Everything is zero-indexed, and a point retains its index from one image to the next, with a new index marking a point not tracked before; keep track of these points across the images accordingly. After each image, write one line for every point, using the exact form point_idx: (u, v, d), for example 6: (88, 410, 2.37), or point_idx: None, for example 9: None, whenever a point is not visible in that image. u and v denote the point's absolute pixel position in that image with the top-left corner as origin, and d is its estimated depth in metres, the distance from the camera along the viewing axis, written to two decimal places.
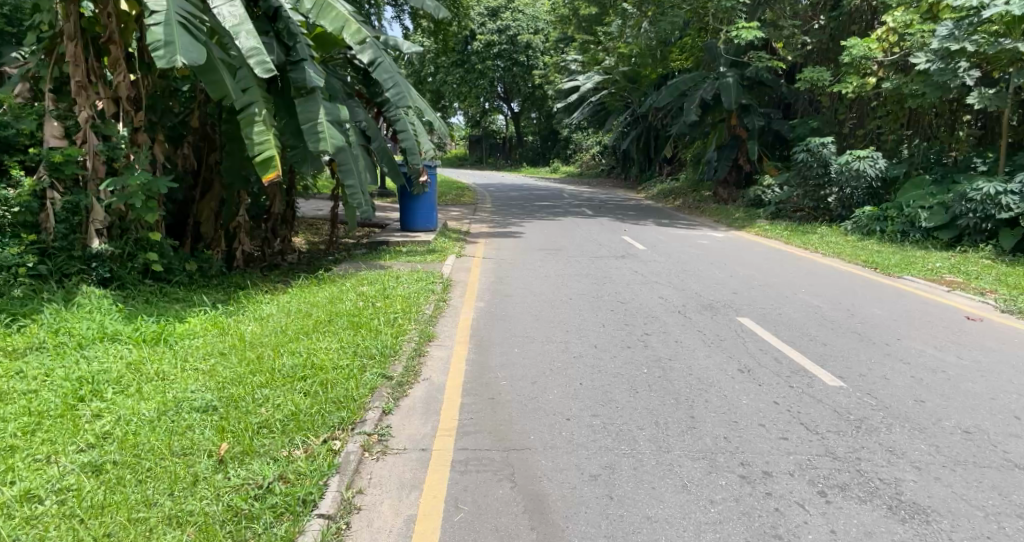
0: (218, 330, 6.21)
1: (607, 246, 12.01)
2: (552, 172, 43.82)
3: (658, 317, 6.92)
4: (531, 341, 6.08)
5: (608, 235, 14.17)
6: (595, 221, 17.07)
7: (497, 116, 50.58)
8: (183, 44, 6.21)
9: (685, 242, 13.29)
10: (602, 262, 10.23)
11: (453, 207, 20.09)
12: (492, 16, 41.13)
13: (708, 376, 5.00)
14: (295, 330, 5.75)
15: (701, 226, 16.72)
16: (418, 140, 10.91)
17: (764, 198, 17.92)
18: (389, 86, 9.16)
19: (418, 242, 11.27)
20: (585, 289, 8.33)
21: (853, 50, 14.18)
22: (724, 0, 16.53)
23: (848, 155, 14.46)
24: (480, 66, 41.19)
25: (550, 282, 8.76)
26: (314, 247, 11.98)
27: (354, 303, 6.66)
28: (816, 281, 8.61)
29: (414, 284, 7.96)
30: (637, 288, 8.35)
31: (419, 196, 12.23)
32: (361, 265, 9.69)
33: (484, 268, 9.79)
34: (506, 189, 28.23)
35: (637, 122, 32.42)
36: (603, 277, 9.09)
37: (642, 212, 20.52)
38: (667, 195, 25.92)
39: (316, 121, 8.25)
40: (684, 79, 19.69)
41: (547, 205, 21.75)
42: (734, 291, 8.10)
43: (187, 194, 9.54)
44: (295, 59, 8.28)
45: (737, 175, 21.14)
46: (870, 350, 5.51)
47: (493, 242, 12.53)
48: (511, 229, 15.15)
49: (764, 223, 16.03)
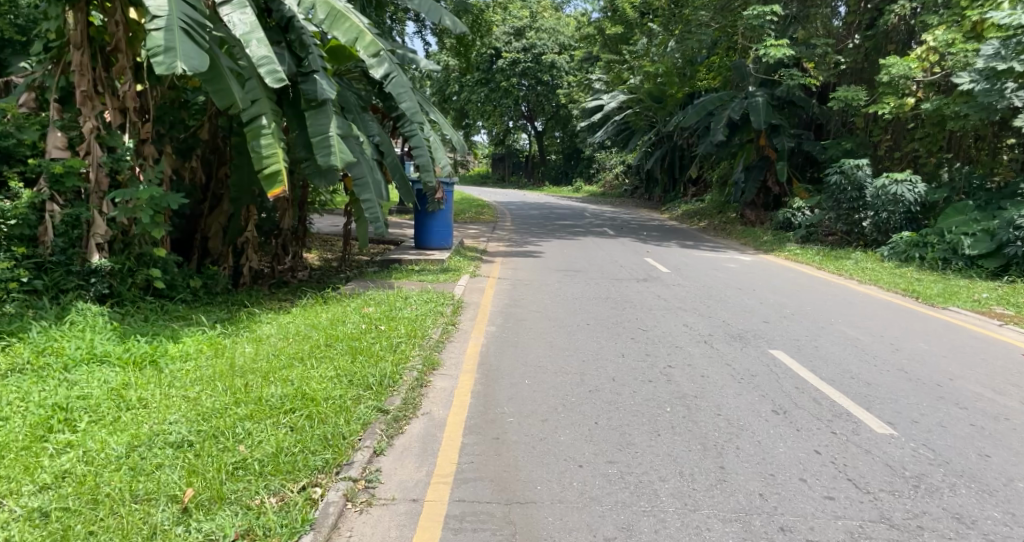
0: (210, 354, 5.81)
1: (629, 268, 11.54)
2: (575, 191, 43.41)
3: (683, 347, 6.42)
4: (543, 371, 5.61)
5: (631, 256, 13.70)
6: (618, 242, 16.58)
7: (521, 135, 50.47)
8: (185, 50, 5.96)
9: (710, 265, 12.74)
10: (624, 285, 9.77)
11: (472, 225, 19.72)
12: (517, 35, 41.14)
13: (739, 419, 4.50)
14: (290, 356, 5.34)
15: (728, 249, 16.16)
16: (434, 156, 10.63)
17: (794, 220, 17.30)
18: (403, 99, 8.85)
19: (433, 261, 10.90)
20: (604, 314, 7.85)
21: (893, 69, 13.67)
22: (755, 17, 16.11)
23: (884, 178, 13.86)
24: (504, 85, 41.13)
25: (569, 305, 8.30)
26: (326, 264, 11.69)
27: (357, 327, 6.25)
28: (852, 311, 8.07)
29: (423, 306, 7.58)
30: (660, 314, 7.85)
31: (436, 213, 11.89)
32: (372, 284, 9.34)
33: (499, 289, 9.38)
34: (528, 208, 27.88)
35: (662, 142, 31.99)
36: (624, 301, 8.61)
37: (667, 233, 19.99)
38: (692, 216, 25.37)
39: (327, 134, 7.93)
40: (712, 98, 19.26)
41: (569, 224, 21.33)
42: (765, 319, 7.58)
43: (195, 207, 9.28)
44: (305, 71, 7.99)
45: (765, 197, 20.54)
46: (921, 393, 4.99)
47: (511, 262, 12.14)
48: (530, 248, 14.73)
49: (794, 247, 15.43)
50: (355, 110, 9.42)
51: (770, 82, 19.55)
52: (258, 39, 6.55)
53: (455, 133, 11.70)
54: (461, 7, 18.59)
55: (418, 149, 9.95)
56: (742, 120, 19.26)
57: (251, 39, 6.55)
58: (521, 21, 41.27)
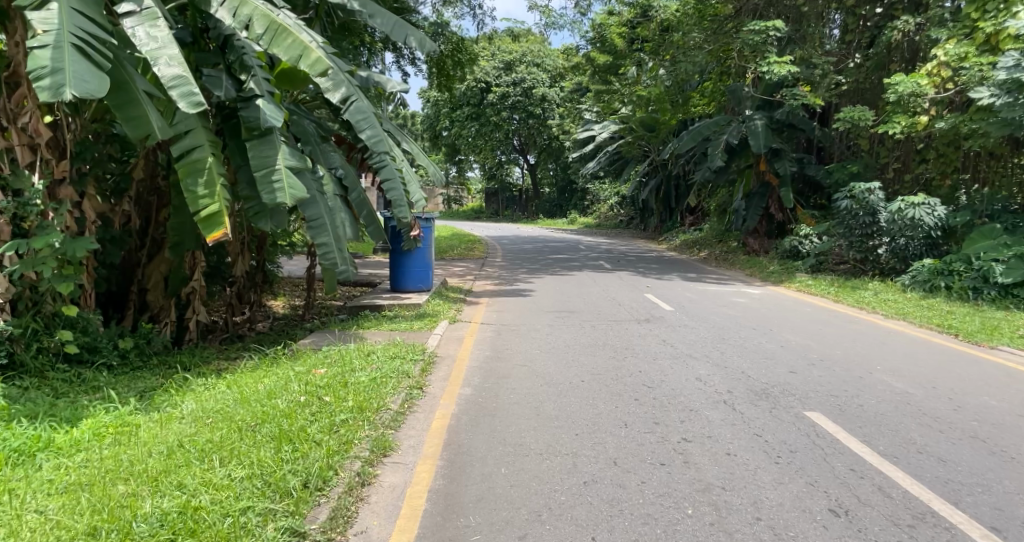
0: (105, 445, 4.60)
1: (627, 307, 10.37)
2: (569, 224, 42.38)
3: (698, 410, 5.24)
4: (526, 453, 4.41)
5: (629, 292, 12.56)
6: (615, 276, 15.46)
7: (513, 169, 49.70)
8: (77, 70, 4.97)
9: (717, 300, 11.57)
10: (623, 328, 8.63)
11: (459, 262, 18.57)
12: (506, 70, 40.57)
13: (787, 527, 3.32)
14: (198, 449, 4.14)
15: (733, 281, 15.04)
16: (408, 190, 9.57)
17: (802, 249, 16.24)
18: (365, 127, 7.79)
19: (408, 305, 9.73)
20: (602, 366, 6.67)
21: (900, 87, 12.64)
22: (751, 37, 15.21)
23: (900, 201, 12.71)
24: (495, 119, 40.32)
25: (560, 356, 7.11)
26: (291, 313, 10.58)
27: (294, 399, 5.05)
28: (890, 356, 6.93)
29: (387, 364, 6.41)
30: (665, 364, 6.68)
31: (411, 253, 10.77)
32: (334, 336, 8.20)
33: (480, 337, 8.24)
34: (521, 243, 26.75)
35: (657, 171, 31.10)
36: (624, 348, 7.42)
37: (667, 265, 18.89)
38: (691, 246, 24.31)
39: (272, 167, 6.98)
40: (707, 123, 18.32)
41: (563, 258, 20.24)
42: (790, 369, 6.40)
43: (130, 255, 8.22)
44: (245, 95, 7.08)
45: (768, 225, 19.41)
46: (1019, 478, 3.85)
47: (496, 303, 11.01)
48: (520, 286, 13.56)
49: (805, 278, 14.34)
50: (316, 140, 8.49)
51: (767, 105, 18.64)
52: (170, 55, 5.52)
53: (432, 164, 10.64)
54: (442, 37, 17.75)
55: (387, 184, 8.90)
56: (741, 145, 18.36)
57: (161, 56, 5.51)
58: (510, 55, 40.84)
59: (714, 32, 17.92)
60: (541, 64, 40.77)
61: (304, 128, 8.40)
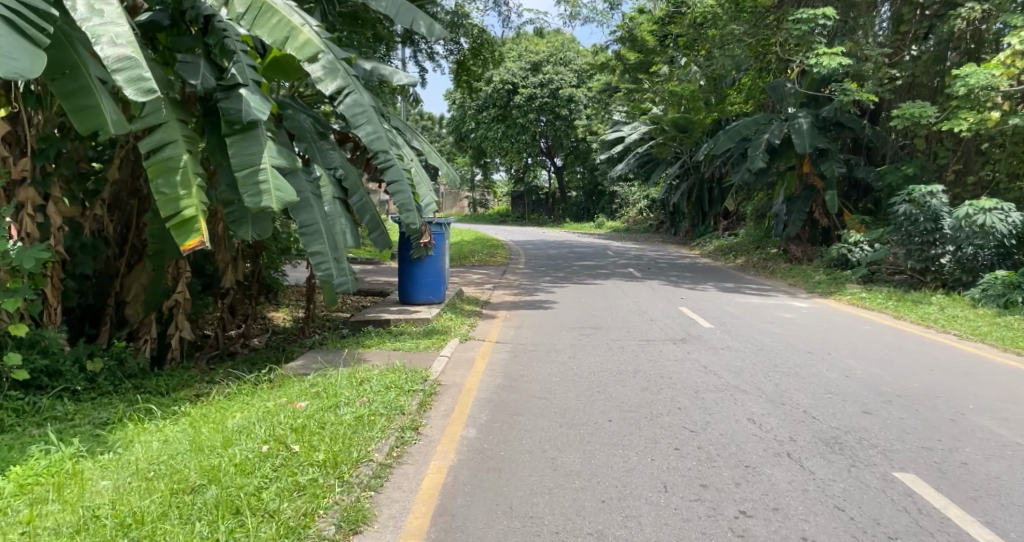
0: (15, 505, 3.69)
1: (660, 323, 9.32)
2: (596, 228, 41.13)
3: (755, 465, 4.18)
4: (538, 531, 3.40)
5: (662, 304, 11.50)
6: (645, 286, 14.34)
7: (539, 172, 48.79)
8: (3, 46, 4.09)
9: (760, 316, 10.40)
10: (657, 349, 7.58)
11: (479, 269, 17.57)
12: (533, 71, 39.75)
13: None
14: (114, 520, 3.21)
15: (775, 292, 13.85)
16: (417, 192, 8.66)
17: (851, 258, 14.93)
18: (361, 122, 6.91)
19: (415, 320, 8.79)
20: (634, 400, 5.64)
21: (971, 79, 11.35)
22: (797, 27, 14.02)
23: (967, 205, 11.50)
24: (521, 121, 39.43)
25: (584, 386, 6.08)
26: (290, 327, 9.70)
27: (255, 448, 4.11)
28: (981, 391, 5.81)
29: (379, 398, 5.44)
30: (709, 399, 5.62)
31: (422, 262, 9.86)
32: (331, 356, 7.29)
33: (493, 359, 7.26)
34: (546, 248, 25.71)
35: (688, 173, 29.91)
36: (659, 378, 6.35)
37: (700, 273, 17.71)
38: (725, 252, 23.08)
39: (257, 166, 6.15)
40: (746, 121, 17.13)
41: (589, 264, 19.20)
42: (862, 408, 5.31)
43: (108, 264, 7.44)
44: (226, 83, 6.20)
45: (812, 230, 18.07)
46: None
47: (515, 317, 10.05)
48: (542, 297, 12.55)
49: (857, 290, 13.12)
50: (313, 136, 7.66)
51: (812, 102, 17.39)
52: (116, 33, 4.81)
53: (445, 164, 9.70)
54: (462, 32, 16.85)
55: (392, 186, 8.01)
56: (782, 145, 17.16)
57: (104, 34, 4.79)
58: (538, 56, 40.04)
59: (754, 25, 16.92)
60: (569, 65, 39.81)
61: (300, 124, 7.56)
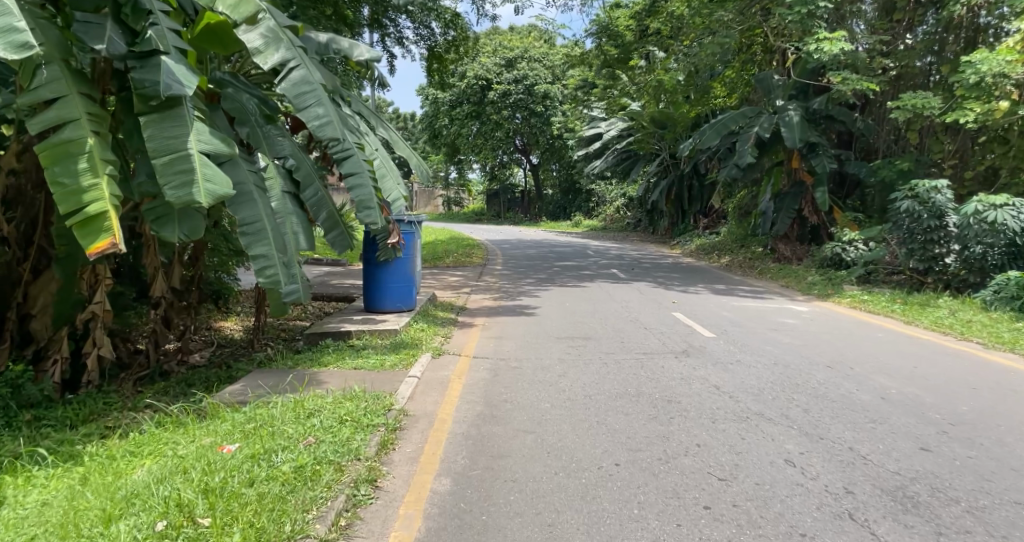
0: None
1: (656, 332, 8.39)
2: (573, 226, 40.26)
3: (812, 534, 3.22)
4: None
5: (654, 310, 10.59)
6: (632, 288, 13.40)
7: (514, 171, 47.79)
8: None
9: (762, 322, 9.50)
10: (658, 366, 6.63)
11: (454, 270, 16.48)
12: (508, 66, 38.80)
13: None
14: None
15: (769, 294, 13.03)
16: (382, 186, 7.54)
17: (845, 257, 14.16)
18: (309, 102, 5.82)
19: (380, 332, 7.70)
20: (643, 436, 4.66)
21: (979, 66, 10.61)
22: (790, 13, 13.24)
23: (975, 200, 10.77)
24: (495, 117, 38.40)
25: (581, 417, 5.08)
26: (237, 339, 8.57)
27: (148, 525, 3.06)
28: None
29: (330, 437, 4.40)
30: (733, 434, 4.65)
31: (390, 265, 8.78)
32: (278, 378, 6.18)
33: (470, 379, 6.24)
34: (524, 247, 24.75)
35: (668, 170, 29.15)
36: (667, 402, 5.41)
37: (687, 273, 16.86)
38: (709, 251, 22.31)
39: (180, 153, 5.07)
40: (732, 115, 16.38)
41: (570, 265, 18.26)
42: (918, 443, 4.36)
43: (9, 271, 6.34)
44: (141, 52, 5.13)
45: (800, 229, 17.29)
46: None
47: (495, 326, 9.03)
48: (523, 301, 11.54)
49: (855, 292, 12.34)
50: (258, 120, 6.55)
51: (801, 94, 16.59)
52: None
53: (413, 154, 8.58)
54: (435, 17, 15.77)
55: (350, 179, 6.92)
56: (772, 139, 16.38)
57: None
58: (511, 51, 39.10)
59: (741, 13, 16.31)
60: (544, 60, 38.95)
61: (242, 105, 6.46)
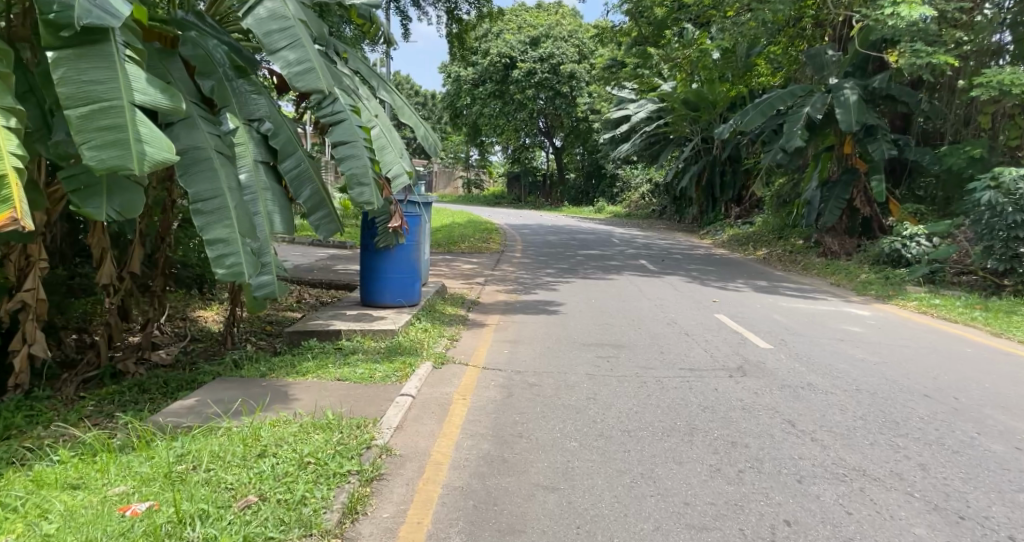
0: None
1: (701, 341, 7.12)
2: (597, 212, 38.83)
3: None
4: None
5: (693, 310, 9.30)
6: (664, 282, 12.08)
7: (535, 154, 46.31)
8: None
9: (822, 329, 8.16)
10: (710, 389, 5.35)
11: (469, 257, 15.24)
12: (532, 44, 37.30)
13: None
14: None
15: (820, 293, 11.66)
16: (381, 158, 6.23)
17: (905, 254, 12.71)
18: (282, 44, 4.59)
19: (375, 334, 6.52)
20: (707, 503, 3.39)
21: None
22: None
23: None
24: (519, 97, 36.90)
25: (619, 467, 3.83)
26: (210, 332, 7.37)
27: None
28: None
29: (279, 497, 3.18)
30: (835, 505, 3.36)
31: (392, 252, 7.57)
32: (234, 391, 4.93)
33: (477, 401, 5.02)
34: (545, 233, 23.37)
35: (698, 155, 27.61)
36: (733, 447, 4.13)
37: (723, 266, 15.45)
38: (743, 243, 20.86)
39: (101, 105, 3.85)
40: (779, 94, 14.88)
41: (594, 254, 16.94)
42: None
43: None
44: None
45: (850, 221, 15.59)
46: None
47: (512, 325, 7.83)
48: (542, 296, 10.29)
49: (921, 294, 10.93)
50: (226, 72, 5.25)
51: (859, 71, 15.22)
52: None
53: (421, 122, 7.26)
54: None
55: (341, 149, 5.71)
56: (823, 120, 14.87)
57: None
58: (536, 29, 37.64)
59: None
60: (570, 38, 37.41)
61: (207, 52, 5.14)
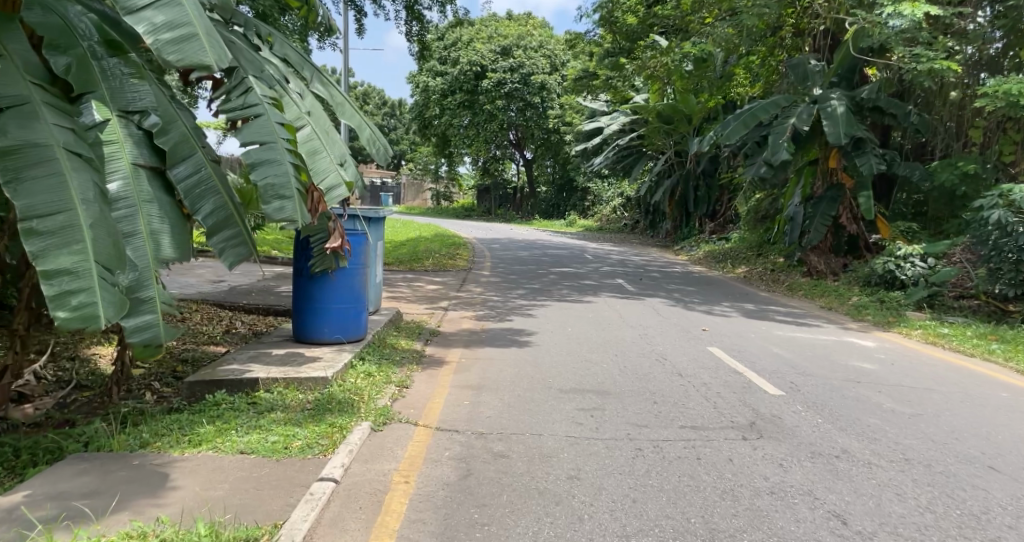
0: None
1: (699, 386, 5.99)
2: (567, 226, 37.82)
3: None
4: None
5: (682, 341, 8.20)
6: (645, 306, 10.99)
7: (505, 166, 45.18)
8: None
9: (830, 366, 7.09)
10: (723, 462, 4.19)
11: (432, 276, 13.95)
12: (503, 54, 36.31)
13: None
14: None
15: (813, 318, 10.69)
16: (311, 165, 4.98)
17: (898, 275, 11.86)
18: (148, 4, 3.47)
19: (302, 383, 5.26)
20: None
21: None
22: None
23: None
24: (489, 107, 35.75)
25: None
26: (102, 375, 6.01)
27: None
28: None
29: None
30: None
31: (331, 278, 6.33)
32: (87, 476, 3.57)
33: (419, 483, 3.78)
34: (516, 248, 22.12)
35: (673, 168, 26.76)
36: None
37: (705, 287, 14.46)
38: (721, 259, 19.95)
39: None
40: (762, 104, 13.97)
41: (568, 272, 15.80)
42: None
43: None
44: None
45: (835, 238, 14.87)
46: None
47: (473, 363, 6.61)
48: (511, 322, 9.11)
49: (923, 321, 10.00)
50: (92, 48, 4.00)
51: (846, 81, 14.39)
52: None
53: (366, 123, 6.01)
54: None
55: (255, 152, 4.45)
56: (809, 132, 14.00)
57: None
58: (507, 39, 36.68)
59: None
60: (541, 49, 36.52)
61: (65, 21, 3.94)
